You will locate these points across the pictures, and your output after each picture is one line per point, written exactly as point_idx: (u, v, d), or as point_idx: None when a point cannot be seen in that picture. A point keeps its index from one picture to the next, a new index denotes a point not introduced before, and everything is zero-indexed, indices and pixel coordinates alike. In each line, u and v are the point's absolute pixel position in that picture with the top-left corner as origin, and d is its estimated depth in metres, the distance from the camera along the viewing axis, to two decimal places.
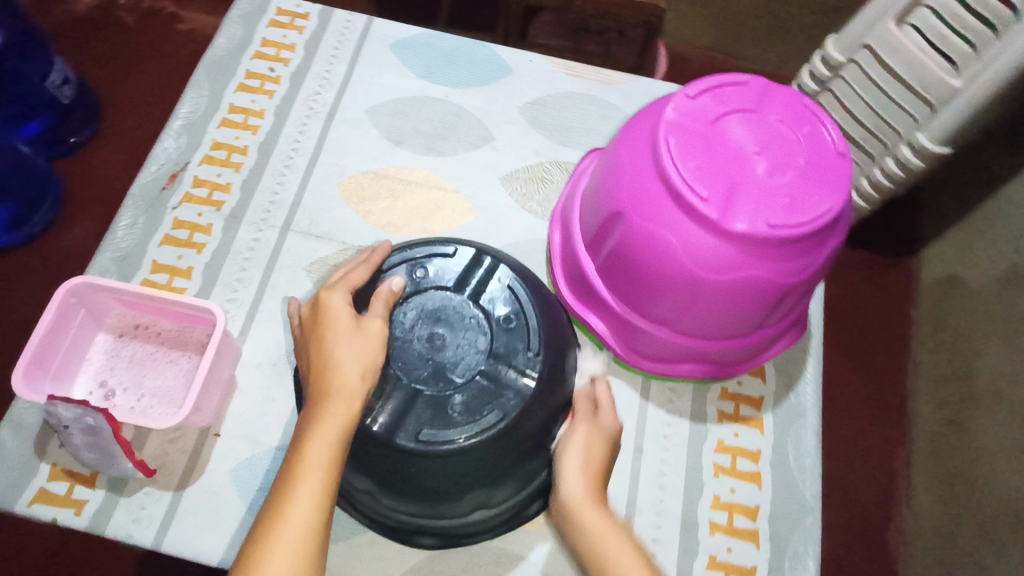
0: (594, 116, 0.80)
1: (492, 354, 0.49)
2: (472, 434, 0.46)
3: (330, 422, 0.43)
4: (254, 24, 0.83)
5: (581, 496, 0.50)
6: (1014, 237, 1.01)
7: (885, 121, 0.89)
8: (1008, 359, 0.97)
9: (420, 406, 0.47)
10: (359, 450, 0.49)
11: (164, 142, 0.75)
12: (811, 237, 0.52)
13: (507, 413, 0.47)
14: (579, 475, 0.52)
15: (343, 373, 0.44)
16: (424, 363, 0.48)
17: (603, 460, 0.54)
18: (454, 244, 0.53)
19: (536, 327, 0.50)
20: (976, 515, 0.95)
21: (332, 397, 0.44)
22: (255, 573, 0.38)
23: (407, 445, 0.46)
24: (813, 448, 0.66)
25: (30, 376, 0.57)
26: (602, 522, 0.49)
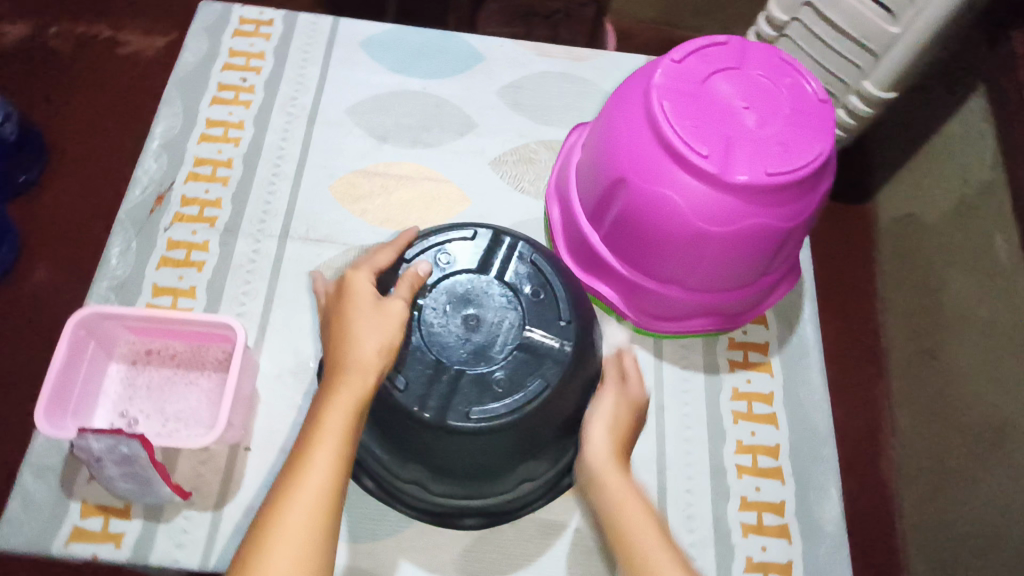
0: (571, 93, 0.82)
1: (525, 329, 0.51)
2: (519, 405, 0.49)
3: (346, 392, 0.45)
4: (218, 36, 0.81)
5: (604, 459, 0.50)
6: (964, 170, 1.06)
7: (832, 74, 0.94)
8: (970, 285, 1.02)
9: (465, 386, 0.49)
10: (411, 438, 0.51)
11: (144, 163, 0.74)
12: (806, 181, 0.55)
13: (549, 381, 0.49)
14: (605, 437, 0.51)
15: (362, 348, 0.46)
16: (464, 346, 0.50)
17: (628, 425, 0.53)
18: (472, 227, 0.56)
19: (563, 297, 0.53)
20: (954, 433, 1.00)
21: (349, 370, 0.45)
22: (271, 529, 0.40)
23: (460, 423, 0.48)
24: (821, 384, 0.70)
25: (53, 412, 0.56)
26: (623, 487, 0.48)
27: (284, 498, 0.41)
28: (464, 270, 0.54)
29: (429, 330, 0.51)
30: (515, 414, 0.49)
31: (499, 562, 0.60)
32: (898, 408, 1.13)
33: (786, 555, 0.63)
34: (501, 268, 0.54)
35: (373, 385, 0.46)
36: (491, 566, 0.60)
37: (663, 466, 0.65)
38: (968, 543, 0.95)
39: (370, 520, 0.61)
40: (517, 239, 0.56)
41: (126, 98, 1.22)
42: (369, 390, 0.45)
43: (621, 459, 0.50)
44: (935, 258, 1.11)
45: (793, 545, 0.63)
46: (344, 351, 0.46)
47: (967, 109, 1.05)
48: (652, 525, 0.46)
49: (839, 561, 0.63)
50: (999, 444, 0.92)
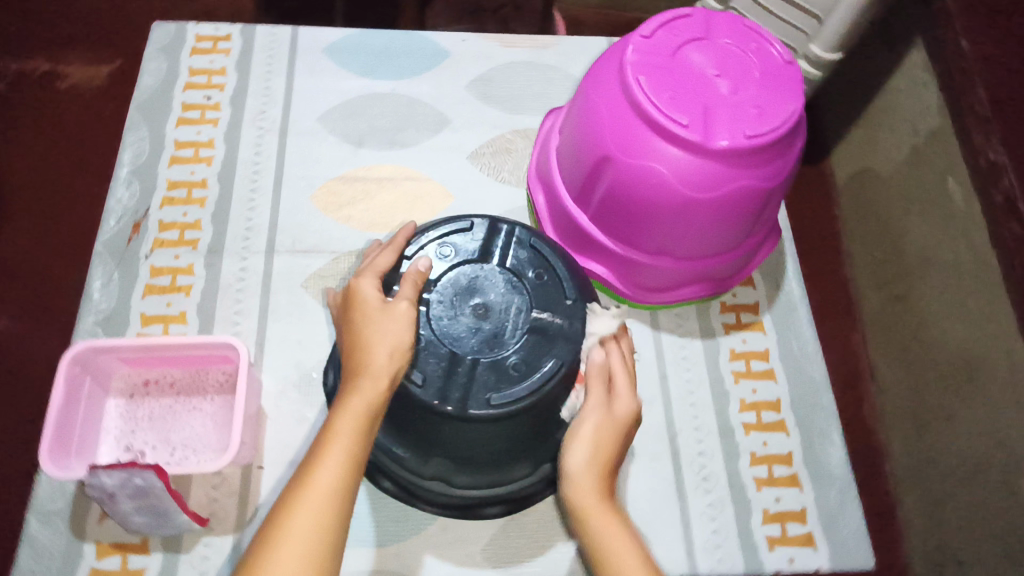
0: (538, 81, 0.84)
1: (534, 311, 0.52)
2: (536, 386, 0.49)
3: (359, 395, 0.44)
4: (176, 57, 0.80)
5: (588, 497, 0.47)
6: (910, 121, 1.10)
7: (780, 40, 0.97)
8: (928, 231, 1.06)
9: (482, 374, 0.50)
10: (434, 432, 0.51)
11: (116, 193, 0.72)
12: (782, 140, 0.57)
13: (564, 359, 0.51)
14: (586, 469, 0.48)
15: (375, 351, 0.46)
16: (476, 335, 0.51)
17: (613, 450, 0.50)
18: (468, 218, 0.56)
19: (566, 277, 0.54)
20: (930, 373, 1.04)
21: (363, 375, 0.45)
22: (280, 528, 0.39)
23: (483, 411, 0.48)
24: (811, 336, 0.73)
25: (57, 454, 0.54)
26: (612, 531, 0.46)
27: (293, 499, 0.40)
28: (466, 261, 0.55)
29: (440, 323, 0.51)
30: (534, 396, 0.49)
31: (528, 546, 0.61)
32: (875, 356, 1.18)
33: (799, 502, 0.65)
34: (502, 255, 0.55)
35: (387, 390, 0.45)
36: (522, 552, 0.60)
37: (674, 432, 0.67)
38: (955, 476, 0.98)
39: (393, 523, 0.61)
40: (515, 225, 0.56)
41: (73, 132, 1.18)
42: (385, 395, 0.45)
43: (605, 493, 0.47)
44: (893, 207, 1.15)
45: (805, 492, 0.66)
46: (358, 357, 0.46)
47: (908, 62, 1.11)
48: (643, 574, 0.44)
49: (850, 501, 0.65)
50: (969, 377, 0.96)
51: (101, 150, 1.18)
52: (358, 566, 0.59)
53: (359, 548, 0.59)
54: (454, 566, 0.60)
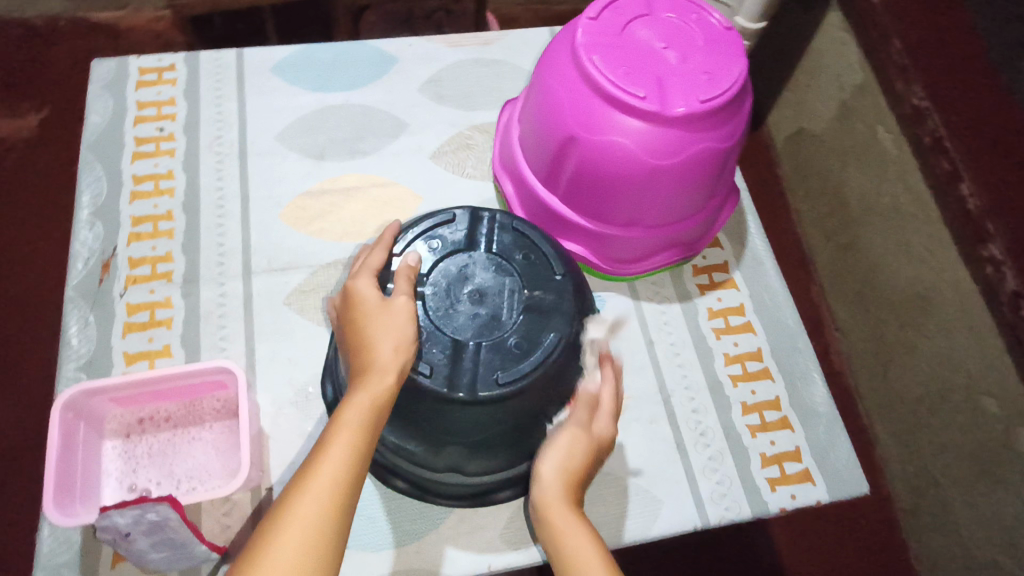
0: (488, 76, 0.86)
1: (526, 291, 0.55)
2: (538, 361, 0.52)
3: (365, 390, 0.45)
4: (121, 92, 0.79)
5: (556, 501, 0.48)
6: (836, 78, 1.17)
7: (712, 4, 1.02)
8: (864, 179, 1.12)
9: (485, 357, 0.52)
10: (444, 421, 0.53)
11: (79, 235, 0.71)
12: (733, 101, 0.61)
13: (562, 333, 0.54)
14: (557, 476, 0.49)
15: (380, 347, 0.47)
16: (474, 322, 0.54)
17: (587, 462, 0.51)
18: (452, 210, 0.59)
19: (552, 254, 0.58)
20: (885, 310, 1.09)
21: (370, 370, 0.46)
22: (281, 514, 0.38)
23: (492, 392, 0.51)
24: (779, 285, 0.77)
25: (63, 501, 0.53)
26: (571, 530, 0.46)
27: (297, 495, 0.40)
28: (453, 253, 0.57)
29: (438, 315, 0.53)
30: (537, 371, 0.52)
31: None
32: (834, 303, 1.25)
33: (792, 443, 0.69)
34: (488, 242, 0.58)
35: (394, 383, 0.46)
36: None
37: (667, 394, 0.70)
38: (918, 404, 1.03)
39: (410, 522, 0.61)
40: (496, 213, 0.59)
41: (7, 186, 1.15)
42: (391, 389, 0.46)
43: (572, 499, 0.48)
44: (831, 162, 1.22)
45: (796, 433, 0.69)
46: (363, 356, 0.47)
47: (827, 24, 1.17)
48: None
49: (837, 434, 0.69)
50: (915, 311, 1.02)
51: (39, 202, 1.15)
52: (384, 568, 0.59)
53: (381, 551, 0.60)
54: (477, 553, 0.61)
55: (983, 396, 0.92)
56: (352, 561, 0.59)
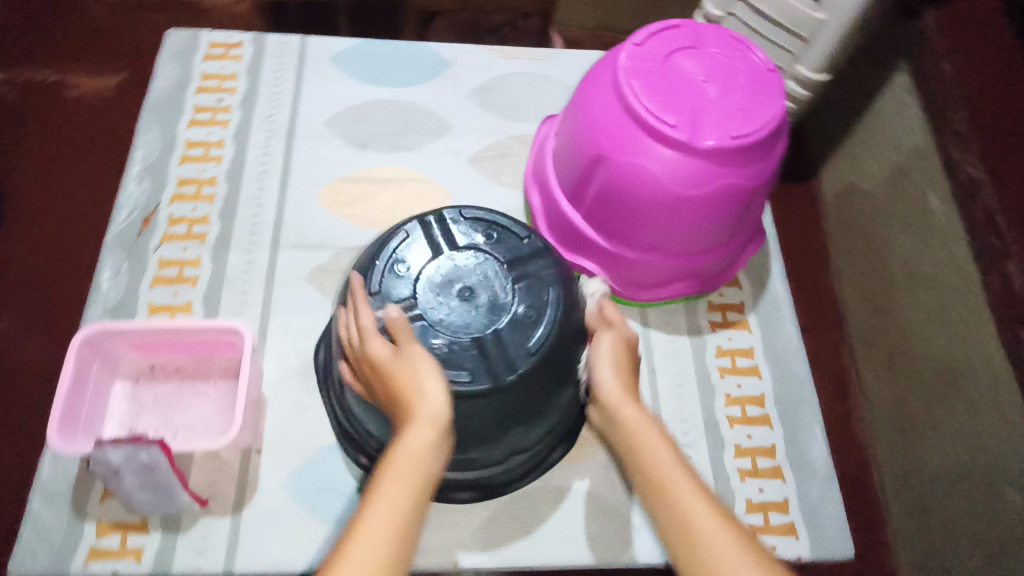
0: (537, 90, 0.88)
1: (507, 265, 0.59)
2: (550, 315, 0.57)
3: (404, 444, 0.46)
4: (188, 61, 0.84)
5: (614, 392, 0.53)
6: (895, 141, 1.15)
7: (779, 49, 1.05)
8: (911, 245, 1.10)
9: (509, 337, 0.55)
10: (499, 410, 0.55)
11: (128, 188, 0.75)
12: (766, 141, 0.61)
13: (554, 282, 0.59)
14: (612, 375, 0.54)
15: (416, 400, 0.48)
16: (478, 312, 0.56)
17: (627, 362, 0.56)
18: (398, 232, 0.60)
19: (515, 225, 0.62)
20: (918, 382, 1.06)
21: (410, 423, 0.47)
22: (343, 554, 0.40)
23: (531, 360, 0.54)
24: (795, 334, 0.76)
25: (66, 430, 0.56)
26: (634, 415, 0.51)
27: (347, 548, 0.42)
28: (425, 264, 0.58)
29: (452, 328, 0.55)
30: (555, 321, 0.57)
31: (520, 532, 0.63)
32: (863, 367, 1.22)
33: (782, 493, 0.67)
34: (451, 237, 0.60)
35: (438, 435, 0.47)
36: (513, 540, 0.62)
37: None
38: (937, 484, 1.01)
39: None
40: (438, 213, 0.61)
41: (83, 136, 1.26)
42: (433, 440, 0.46)
43: (626, 388, 0.53)
44: (878, 224, 1.20)
45: (787, 483, 0.68)
46: (401, 409, 0.48)
47: (893, 84, 1.15)
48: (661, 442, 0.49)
49: (830, 493, 0.68)
50: (953, 380, 0.97)
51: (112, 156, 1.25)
52: None
53: None
54: (447, 550, 0.61)
55: (1005, 485, 0.89)
56: (327, 534, 0.61)
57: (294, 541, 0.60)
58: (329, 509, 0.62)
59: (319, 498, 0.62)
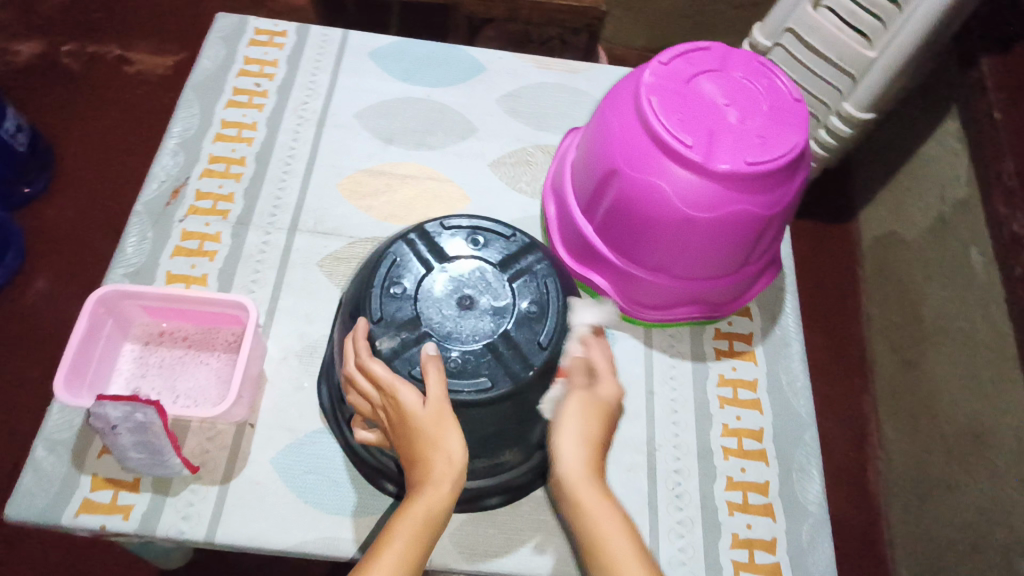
0: (567, 102, 0.89)
1: (501, 267, 0.59)
2: (555, 305, 0.57)
3: (421, 502, 0.50)
4: (235, 45, 0.88)
5: (576, 469, 0.52)
6: (938, 188, 1.12)
7: (825, 82, 1.03)
8: (945, 296, 1.07)
9: (518, 336, 0.55)
10: (523, 409, 0.55)
11: (162, 160, 0.78)
12: (785, 169, 0.60)
13: (550, 272, 0.59)
14: (573, 447, 0.53)
15: (437, 459, 0.51)
16: (484, 318, 0.56)
17: (600, 431, 0.55)
18: (387, 255, 0.59)
19: (501, 226, 0.62)
20: (941, 439, 1.02)
21: (428, 482, 0.51)
22: None
23: (546, 350, 0.55)
24: (802, 372, 0.74)
25: (71, 383, 0.58)
26: (597, 499, 0.52)
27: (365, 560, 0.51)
28: (419, 281, 0.57)
29: (464, 338, 0.55)
30: (561, 307, 0.58)
31: (497, 537, 0.62)
32: (884, 418, 1.18)
33: (770, 532, 0.65)
34: (439, 250, 0.59)
35: (452, 492, 0.51)
36: (490, 543, 0.62)
37: (653, 447, 0.68)
38: (950, 550, 0.97)
39: (373, 496, 0.63)
40: (417, 229, 0.61)
41: (144, 113, 1.36)
42: (448, 499, 0.51)
43: (594, 467, 0.53)
44: (914, 271, 1.16)
45: (777, 523, 0.66)
46: (419, 463, 0.51)
47: (942, 130, 1.12)
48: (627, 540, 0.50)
49: (821, 538, 0.65)
50: (981, 446, 0.93)
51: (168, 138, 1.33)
52: (336, 530, 0.61)
53: (335, 514, 0.62)
54: None
55: (1018, 557, 0.85)
56: (308, 514, 0.61)
57: (275, 517, 0.61)
58: (314, 491, 0.63)
59: (306, 478, 0.63)
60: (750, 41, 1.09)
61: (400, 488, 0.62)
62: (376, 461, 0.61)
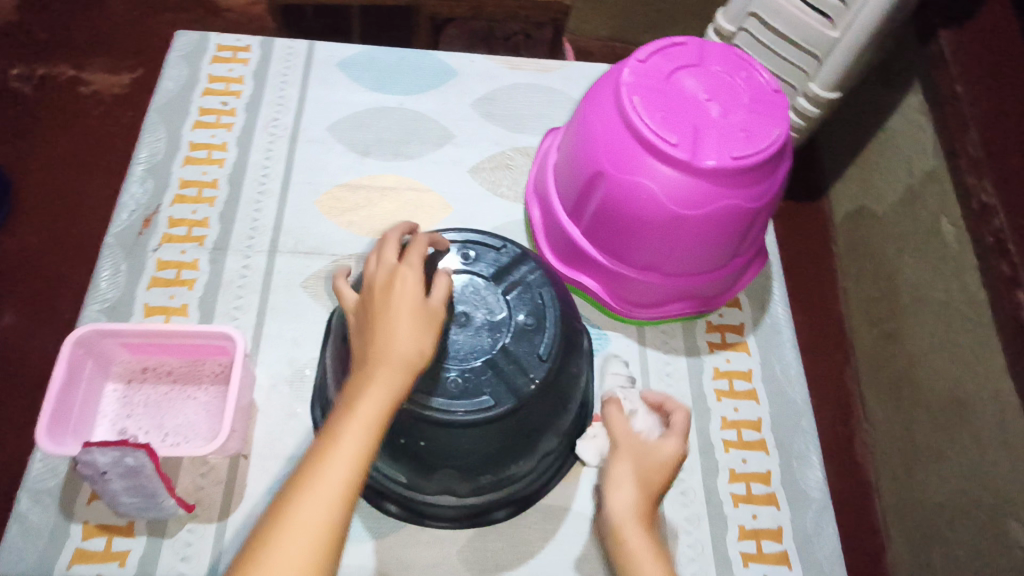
0: (542, 102, 0.88)
1: (493, 280, 0.58)
2: (551, 314, 0.57)
3: (375, 388, 0.43)
4: (197, 63, 0.85)
5: (631, 520, 0.50)
6: (906, 162, 1.13)
7: (792, 65, 1.04)
8: (919, 268, 1.08)
9: (517, 350, 0.55)
10: (525, 422, 0.54)
11: (130, 189, 0.76)
12: (769, 161, 0.60)
13: (542, 281, 0.59)
14: (632, 498, 0.51)
15: (406, 345, 0.45)
16: (481, 333, 0.55)
17: (659, 486, 0.54)
18: None
19: (490, 238, 0.61)
20: (924, 410, 1.04)
21: (385, 366, 0.44)
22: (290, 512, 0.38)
23: (547, 361, 0.54)
24: (794, 358, 0.75)
25: (55, 431, 0.56)
26: (647, 558, 0.49)
27: (291, 509, 0.38)
28: None
29: (462, 356, 0.54)
30: (558, 316, 0.57)
31: (506, 550, 0.61)
32: (867, 391, 1.19)
33: (775, 521, 0.66)
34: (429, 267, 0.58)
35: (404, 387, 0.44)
36: (500, 557, 0.61)
37: None
38: (941, 517, 0.99)
39: (377, 519, 0.61)
40: None
41: (102, 134, 1.31)
42: (396, 394, 0.43)
43: (648, 523, 0.51)
44: (888, 245, 1.18)
45: (781, 511, 0.66)
46: (383, 344, 0.44)
47: (906, 105, 1.14)
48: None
49: (825, 522, 0.66)
50: (963, 414, 0.95)
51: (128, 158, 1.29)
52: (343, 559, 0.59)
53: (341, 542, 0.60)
54: (430, 565, 0.60)
55: (1008, 518, 0.88)
56: None
57: None
58: None
59: None
60: (713, 25, 1.09)
61: (403, 507, 0.60)
62: (376, 482, 0.60)
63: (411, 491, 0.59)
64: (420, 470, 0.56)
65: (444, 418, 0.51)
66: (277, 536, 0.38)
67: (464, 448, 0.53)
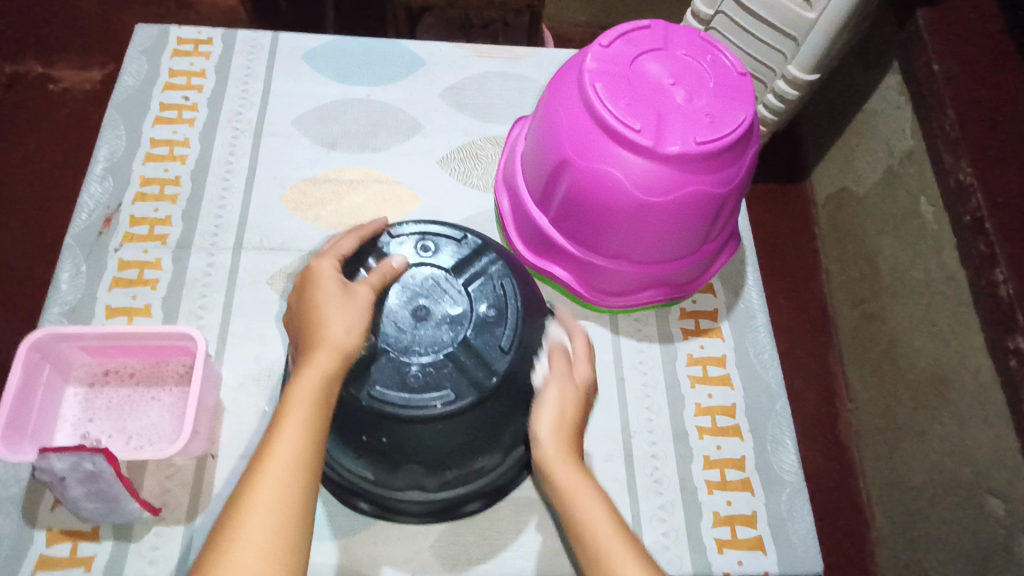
0: (513, 90, 0.87)
1: (454, 272, 0.58)
2: (513, 304, 0.56)
3: (313, 365, 0.45)
4: (157, 58, 0.83)
5: (559, 455, 0.48)
6: (884, 143, 1.13)
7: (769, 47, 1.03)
8: (898, 249, 1.08)
9: (478, 342, 0.54)
10: (490, 416, 0.54)
11: (90, 188, 0.74)
12: (736, 145, 0.59)
13: (503, 270, 0.58)
14: (554, 435, 0.49)
15: (333, 322, 0.48)
16: (440, 327, 0.54)
17: (576, 416, 0.51)
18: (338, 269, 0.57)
19: (450, 231, 0.61)
20: (905, 389, 1.04)
21: (318, 345, 0.47)
22: (247, 495, 0.39)
23: (508, 350, 0.54)
24: (768, 343, 0.74)
25: (11, 438, 0.54)
26: (576, 481, 0.47)
27: (246, 495, 0.40)
28: None
29: (423, 350, 0.53)
30: (521, 306, 0.57)
31: (479, 543, 0.60)
32: (849, 372, 1.19)
33: (750, 506, 0.66)
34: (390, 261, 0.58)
35: (345, 359, 0.47)
36: (473, 550, 0.60)
37: (628, 435, 0.68)
38: (922, 495, 0.99)
39: (347, 517, 0.60)
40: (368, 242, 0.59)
41: (72, 132, 1.29)
42: (335, 365, 0.46)
43: (572, 451, 0.49)
44: (868, 226, 1.18)
45: (756, 497, 0.66)
46: (315, 327, 0.48)
47: (884, 85, 1.13)
48: (611, 524, 0.45)
49: (800, 506, 0.66)
50: (944, 394, 0.95)
51: None
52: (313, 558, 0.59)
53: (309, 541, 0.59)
54: (402, 561, 0.59)
55: (988, 494, 0.88)
56: None
57: None
58: None
59: None
60: (691, 9, 1.08)
61: (374, 504, 0.59)
62: (342, 477, 0.59)
63: (380, 487, 0.58)
64: (387, 467, 0.55)
65: (407, 414, 0.51)
66: (234, 524, 0.38)
67: (427, 444, 0.53)
